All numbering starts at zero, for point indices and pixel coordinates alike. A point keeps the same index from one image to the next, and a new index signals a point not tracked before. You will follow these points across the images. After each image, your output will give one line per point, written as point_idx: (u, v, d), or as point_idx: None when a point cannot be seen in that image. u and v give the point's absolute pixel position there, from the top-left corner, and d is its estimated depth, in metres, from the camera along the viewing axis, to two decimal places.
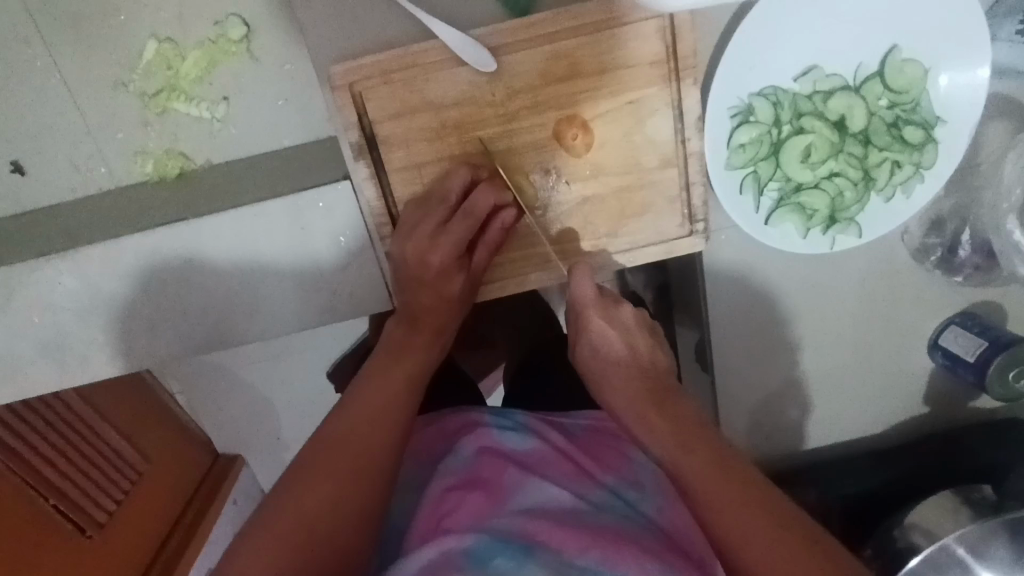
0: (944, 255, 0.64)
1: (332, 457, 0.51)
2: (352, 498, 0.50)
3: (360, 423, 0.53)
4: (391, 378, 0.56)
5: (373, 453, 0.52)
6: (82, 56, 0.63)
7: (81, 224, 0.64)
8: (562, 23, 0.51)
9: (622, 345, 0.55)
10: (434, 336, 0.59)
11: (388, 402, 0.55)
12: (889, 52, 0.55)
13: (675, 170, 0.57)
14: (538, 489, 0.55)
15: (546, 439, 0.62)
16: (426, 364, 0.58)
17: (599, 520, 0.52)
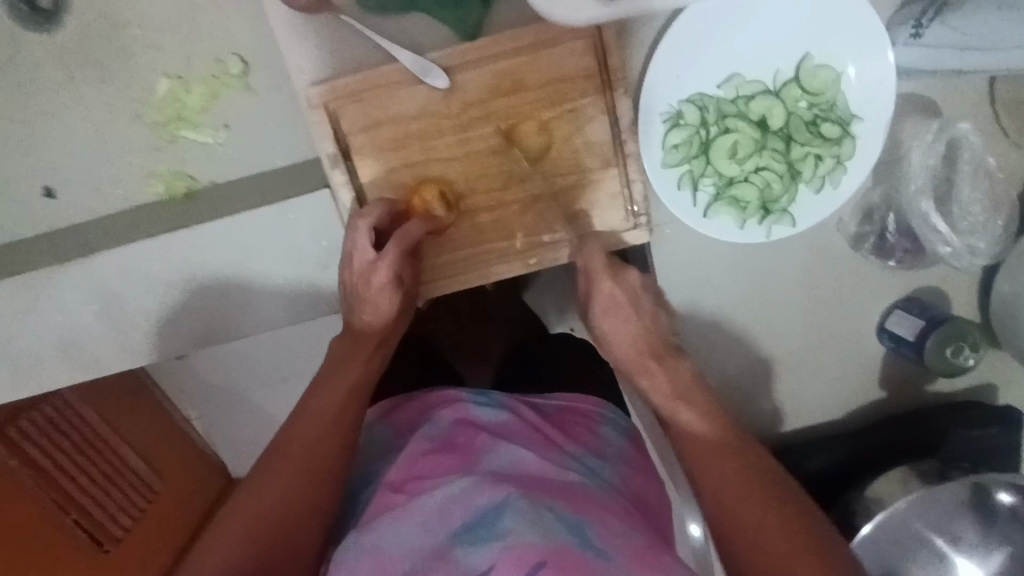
0: (877, 242, 0.69)
1: (287, 464, 0.58)
2: (304, 497, 0.56)
3: (310, 430, 0.59)
4: (335, 388, 0.62)
5: (322, 456, 0.58)
6: (106, 95, 0.74)
7: (98, 237, 0.73)
8: (504, 44, 0.59)
9: (629, 311, 0.62)
10: (379, 347, 0.65)
11: (338, 407, 0.61)
12: (803, 59, 0.62)
13: (616, 170, 0.64)
14: (506, 452, 0.61)
15: (514, 413, 0.67)
16: (367, 375, 0.64)
17: (561, 483, 0.58)
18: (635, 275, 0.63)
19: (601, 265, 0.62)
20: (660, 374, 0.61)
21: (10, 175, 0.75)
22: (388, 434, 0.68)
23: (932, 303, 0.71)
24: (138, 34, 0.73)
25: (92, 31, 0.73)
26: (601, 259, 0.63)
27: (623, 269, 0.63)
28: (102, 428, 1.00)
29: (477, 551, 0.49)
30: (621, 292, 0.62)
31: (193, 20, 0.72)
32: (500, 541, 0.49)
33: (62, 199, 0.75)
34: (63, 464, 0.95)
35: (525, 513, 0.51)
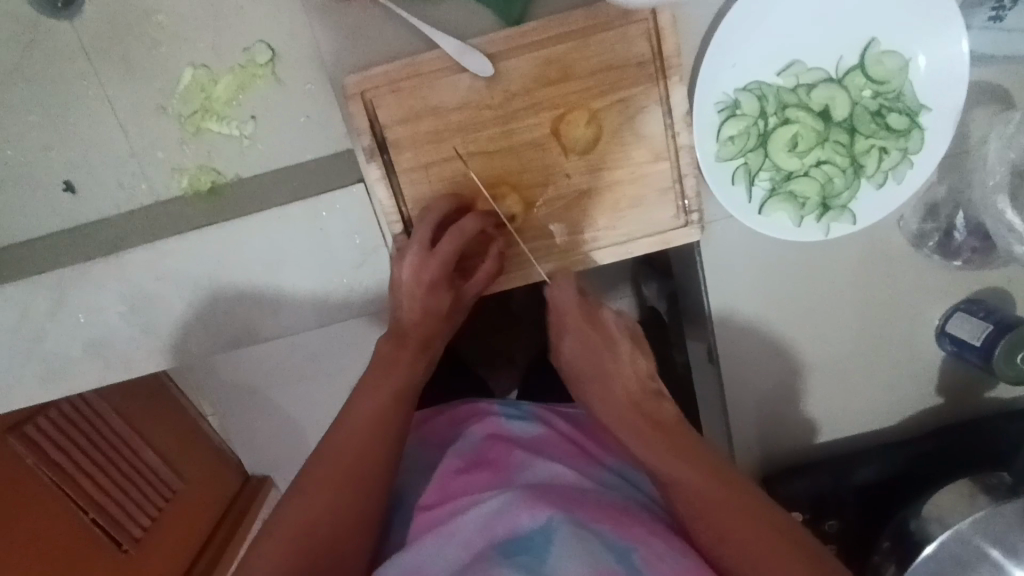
0: (941, 240, 0.65)
1: (327, 479, 0.54)
2: (348, 507, 0.53)
3: (357, 432, 0.56)
4: (375, 398, 0.58)
5: (365, 473, 0.55)
6: (127, 84, 0.71)
7: (123, 234, 0.71)
8: (552, 29, 0.56)
9: (604, 352, 0.61)
10: (419, 353, 0.61)
11: (378, 420, 0.57)
12: (868, 45, 0.58)
13: (667, 164, 0.61)
14: (540, 464, 0.58)
15: (544, 425, 0.64)
16: (414, 378, 0.61)
17: (602, 500, 0.54)
18: (611, 319, 0.63)
19: (573, 313, 0.61)
20: (640, 417, 0.58)
21: (28, 168, 0.73)
22: (420, 447, 0.64)
23: (996, 305, 0.67)
24: (163, 21, 0.69)
25: (115, 17, 0.69)
26: (575, 309, 0.61)
27: (599, 315, 0.62)
28: (123, 426, 0.98)
29: (516, 564, 0.46)
30: (595, 336, 0.61)
31: (219, 4, 0.68)
32: (542, 557, 0.46)
33: (83, 193, 0.74)
34: (83, 463, 0.92)
35: (574, 534, 0.48)
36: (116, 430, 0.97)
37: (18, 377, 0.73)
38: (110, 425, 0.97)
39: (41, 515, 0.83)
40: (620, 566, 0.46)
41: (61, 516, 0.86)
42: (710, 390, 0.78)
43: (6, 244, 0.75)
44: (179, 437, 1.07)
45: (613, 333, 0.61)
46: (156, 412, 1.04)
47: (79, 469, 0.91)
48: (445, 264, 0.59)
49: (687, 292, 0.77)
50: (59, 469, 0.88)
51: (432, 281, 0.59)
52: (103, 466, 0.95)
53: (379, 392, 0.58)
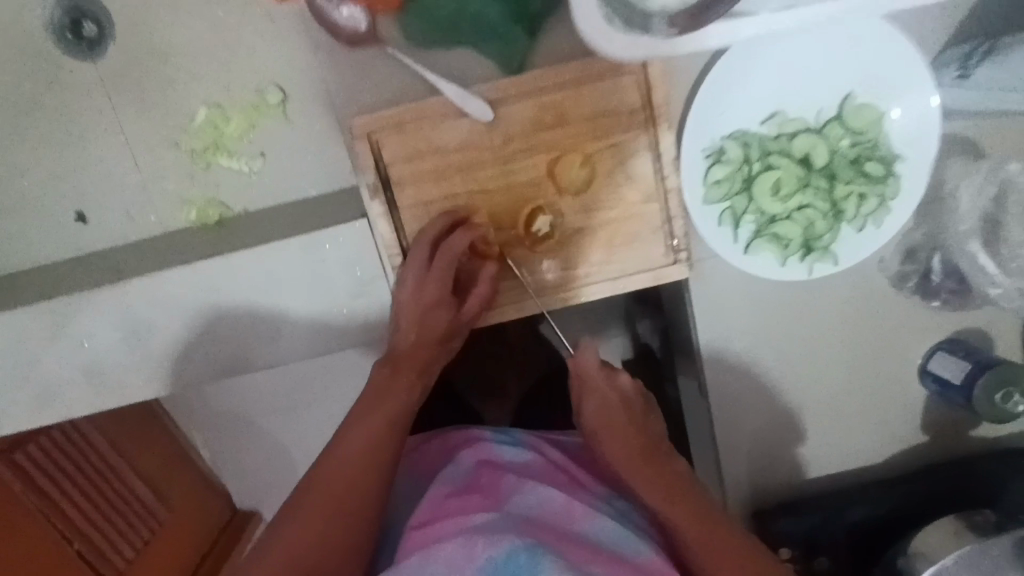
0: (920, 281, 0.68)
1: (318, 509, 0.55)
2: (340, 537, 0.55)
3: (350, 460, 0.57)
4: (370, 425, 0.59)
5: (357, 504, 0.56)
6: (143, 121, 0.74)
7: (129, 263, 0.73)
8: (548, 78, 0.60)
9: (620, 409, 0.62)
10: (417, 377, 0.63)
11: (371, 448, 0.58)
12: (846, 98, 0.62)
13: (657, 205, 0.64)
14: (530, 490, 0.59)
15: (535, 452, 0.65)
16: (408, 406, 0.62)
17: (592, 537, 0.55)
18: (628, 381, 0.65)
19: (594, 371, 0.63)
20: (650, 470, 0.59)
21: (41, 197, 0.75)
22: (413, 477, 0.66)
23: (978, 346, 0.69)
24: (180, 62, 0.73)
25: (135, 57, 0.73)
26: (597, 370, 0.63)
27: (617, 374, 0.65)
28: (113, 456, 0.98)
29: None
30: (613, 392, 0.63)
31: (234, 48, 0.72)
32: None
33: (94, 223, 0.76)
34: (72, 493, 0.92)
35: (564, 571, 0.48)
36: (106, 460, 0.97)
37: (19, 401, 0.74)
38: (100, 456, 0.96)
39: (29, 559, 0.82)
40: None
41: (46, 559, 0.85)
42: (701, 426, 0.79)
43: (15, 270, 0.77)
44: (168, 469, 1.06)
45: (629, 388, 0.63)
46: (147, 442, 1.04)
47: (67, 499, 0.91)
48: (440, 283, 0.62)
49: (677, 328, 0.79)
50: (45, 498, 0.88)
51: (429, 308, 0.63)
52: (92, 498, 0.94)
53: (369, 419, 0.59)
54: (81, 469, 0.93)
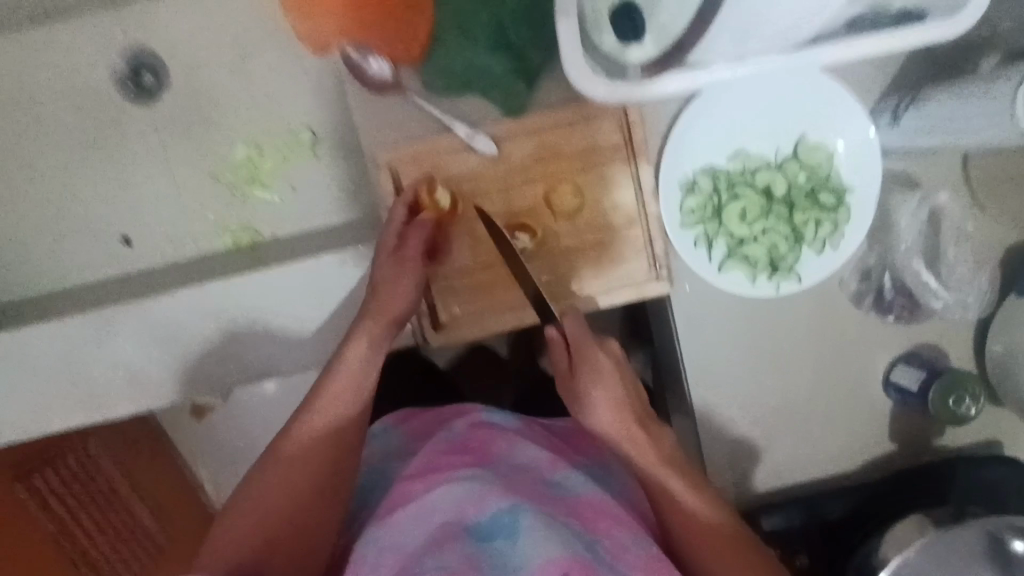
0: (876, 299, 0.76)
1: (289, 470, 0.61)
2: (324, 474, 0.61)
3: (330, 407, 0.63)
4: (337, 399, 0.63)
5: (329, 469, 0.61)
6: (188, 157, 0.85)
7: (167, 281, 0.82)
8: (545, 121, 0.70)
9: (615, 380, 0.63)
10: (377, 350, 0.66)
11: (349, 395, 0.64)
12: (799, 139, 0.72)
13: (639, 229, 0.73)
14: (517, 457, 0.65)
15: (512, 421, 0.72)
16: (374, 352, 0.66)
17: (567, 497, 0.61)
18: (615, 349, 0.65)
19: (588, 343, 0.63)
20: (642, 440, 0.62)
21: (95, 223, 0.86)
22: (404, 438, 0.73)
23: (932, 358, 0.76)
24: (223, 107, 0.84)
25: (186, 104, 0.84)
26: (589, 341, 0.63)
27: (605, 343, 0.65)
28: (123, 484, 1.03)
29: (492, 551, 0.53)
30: (607, 362, 0.63)
31: (271, 97, 0.83)
32: (515, 542, 0.53)
33: (138, 246, 0.86)
34: (82, 518, 0.96)
35: (540, 522, 0.54)
36: (116, 487, 1.02)
37: (54, 408, 0.81)
38: (111, 483, 1.01)
39: None
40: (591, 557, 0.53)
41: None
42: (687, 437, 0.85)
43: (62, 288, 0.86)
44: (172, 500, 1.11)
45: (618, 360, 0.64)
46: (152, 472, 1.10)
47: (76, 525, 0.95)
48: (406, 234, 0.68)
49: (663, 346, 0.87)
50: (59, 523, 0.92)
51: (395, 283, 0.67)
52: (100, 524, 0.98)
53: (347, 371, 0.65)
54: (92, 495, 0.98)
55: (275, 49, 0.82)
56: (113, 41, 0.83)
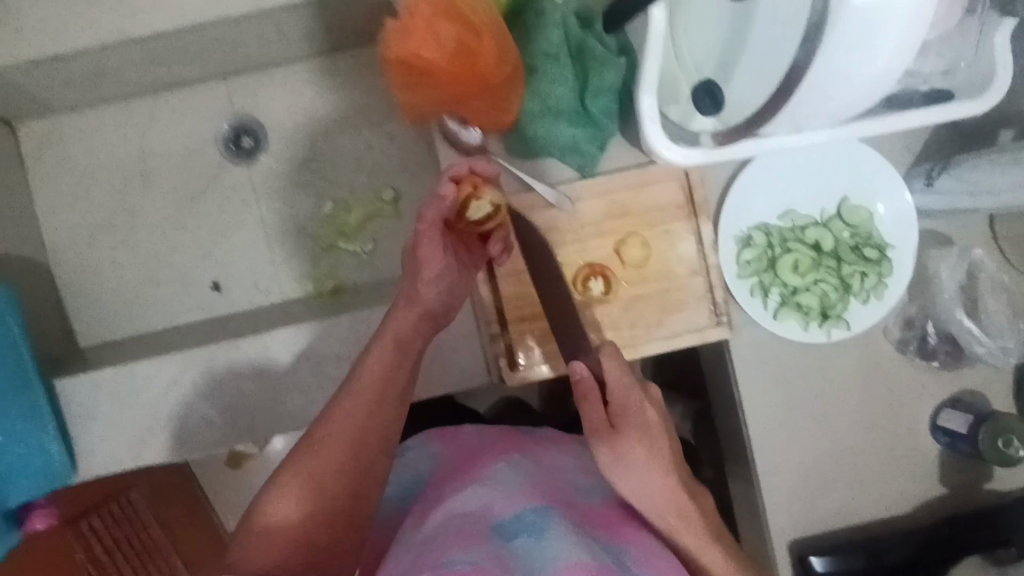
0: (920, 345, 0.82)
1: (315, 471, 0.58)
2: (360, 458, 0.60)
3: (370, 387, 0.62)
4: (373, 381, 0.62)
5: (358, 471, 0.59)
6: (281, 212, 0.95)
7: (256, 323, 0.89)
8: (616, 182, 0.79)
9: (651, 430, 0.60)
10: (401, 353, 0.66)
11: (388, 376, 0.64)
12: (842, 201, 0.80)
13: (701, 278, 0.80)
14: (541, 465, 0.72)
15: (535, 451, 0.75)
16: (410, 334, 0.67)
17: (584, 503, 0.66)
18: (654, 395, 0.63)
19: (621, 387, 0.61)
20: (675, 492, 0.60)
21: (192, 270, 0.96)
22: (437, 450, 0.80)
23: (975, 403, 0.81)
24: (316, 168, 0.95)
25: (281, 164, 0.95)
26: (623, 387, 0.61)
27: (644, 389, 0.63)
28: (160, 534, 1.05)
29: (518, 545, 0.56)
30: (646, 411, 0.60)
31: (360, 159, 0.95)
32: (542, 540, 0.56)
33: (226, 290, 0.95)
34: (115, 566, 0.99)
35: (562, 526, 0.58)
36: (153, 537, 1.04)
37: (135, 445, 0.83)
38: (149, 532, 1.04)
39: None
40: (615, 562, 0.56)
41: None
42: (746, 481, 0.88)
43: (159, 329, 0.95)
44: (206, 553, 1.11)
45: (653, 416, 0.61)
46: (192, 521, 1.11)
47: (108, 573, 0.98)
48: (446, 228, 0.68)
49: (719, 391, 0.92)
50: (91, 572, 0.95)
51: (424, 283, 0.67)
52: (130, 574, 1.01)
53: (387, 354, 0.65)
54: (129, 544, 1.02)
55: (365, 118, 0.95)
56: (220, 110, 0.95)
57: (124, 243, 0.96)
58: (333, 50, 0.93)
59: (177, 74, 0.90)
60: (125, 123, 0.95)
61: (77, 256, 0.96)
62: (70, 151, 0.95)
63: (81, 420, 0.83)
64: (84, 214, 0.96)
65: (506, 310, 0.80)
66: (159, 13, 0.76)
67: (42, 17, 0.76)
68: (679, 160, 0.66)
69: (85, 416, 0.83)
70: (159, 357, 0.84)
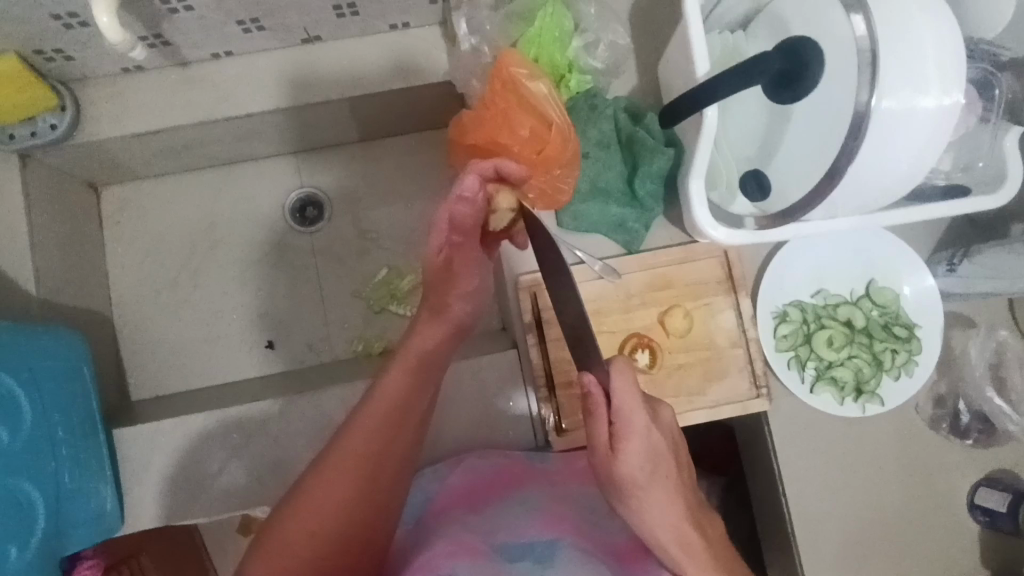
0: (952, 423, 0.85)
1: (332, 493, 0.63)
2: (367, 480, 0.64)
3: (385, 408, 0.65)
4: (388, 401, 0.65)
5: (373, 495, 0.64)
6: (338, 276, 1.03)
7: (307, 380, 0.93)
8: (661, 258, 0.84)
9: (658, 448, 0.60)
10: (420, 373, 0.68)
11: (405, 396, 0.66)
12: (870, 282, 0.86)
13: (741, 350, 0.84)
14: (548, 491, 0.78)
15: (554, 487, 0.79)
16: (428, 347, 0.69)
17: (589, 529, 0.75)
18: (666, 413, 0.63)
19: (633, 401, 0.57)
20: (677, 513, 0.61)
21: (248, 329, 1.02)
22: (446, 469, 0.82)
23: (1011, 482, 0.83)
24: (374, 238, 1.04)
25: (341, 234, 1.04)
26: (634, 396, 0.58)
27: (657, 408, 0.63)
28: None
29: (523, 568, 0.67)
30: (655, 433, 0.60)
31: (414, 231, 1.04)
32: (542, 565, 0.67)
33: (279, 348, 1.01)
34: None
35: (561, 558, 0.67)
36: None
37: (176, 500, 0.84)
38: None
39: None
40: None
41: None
42: (785, 557, 0.87)
43: (211, 384, 1.00)
44: None
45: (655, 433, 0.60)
46: None
47: None
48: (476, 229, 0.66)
49: (755, 463, 0.93)
50: None
51: (456, 299, 0.68)
52: None
53: (406, 375, 0.67)
54: None
55: (421, 194, 1.04)
56: (287, 183, 1.04)
57: (184, 300, 1.02)
58: (394, 133, 1.04)
59: (253, 149, 0.99)
60: (197, 190, 1.03)
61: (139, 311, 1.01)
62: (142, 216, 1.03)
63: (129, 470, 0.84)
64: (149, 275, 1.02)
65: (554, 372, 0.82)
66: (252, 96, 0.85)
67: (146, 97, 0.84)
68: (722, 237, 0.72)
69: (133, 466, 0.84)
70: (216, 410, 0.86)
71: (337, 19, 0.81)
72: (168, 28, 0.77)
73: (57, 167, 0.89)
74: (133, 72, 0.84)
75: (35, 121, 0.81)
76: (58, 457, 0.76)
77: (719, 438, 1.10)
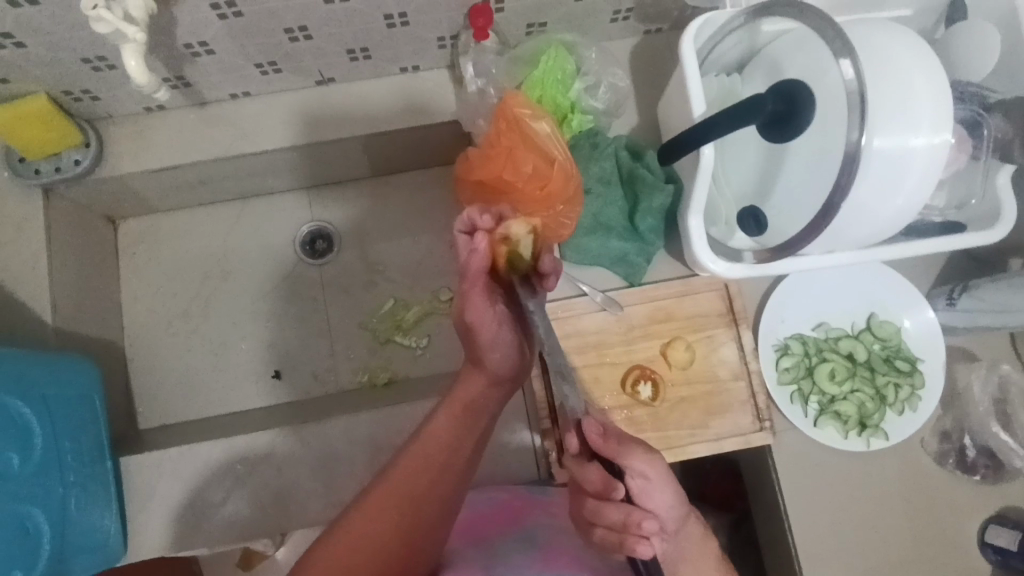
0: (959, 458, 0.84)
1: (368, 533, 0.61)
2: (405, 520, 0.63)
3: (432, 455, 0.65)
4: (434, 446, 0.65)
5: (410, 535, 0.63)
6: (345, 307, 1.05)
7: (311, 412, 0.94)
8: (661, 290, 0.85)
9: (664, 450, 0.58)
10: (466, 419, 0.67)
11: (453, 441, 0.66)
12: (870, 315, 0.87)
13: (743, 383, 0.84)
14: (548, 522, 0.77)
15: (551, 515, 0.78)
16: (473, 398, 0.68)
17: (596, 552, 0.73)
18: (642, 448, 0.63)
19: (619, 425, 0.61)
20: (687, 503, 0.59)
21: (255, 359, 1.03)
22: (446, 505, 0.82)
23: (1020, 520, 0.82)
24: (382, 271, 1.06)
25: (350, 266, 1.06)
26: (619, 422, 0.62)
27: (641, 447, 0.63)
28: None
29: None
30: None
31: (420, 265, 1.06)
32: None
33: (285, 378, 1.03)
34: None
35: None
36: None
37: (179, 529, 0.84)
38: None
39: None
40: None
41: None
42: None
43: (217, 413, 1.01)
44: None
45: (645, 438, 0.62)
46: None
47: None
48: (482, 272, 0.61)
49: (760, 497, 0.93)
50: None
51: (490, 355, 0.67)
52: None
53: (454, 424, 0.67)
54: None
55: (427, 228, 1.07)
56: (298, 217, 1.07)
57: (194, 330, 1.04)
58: (403, 170, 1.07)
59: (267, 184, 1.03)
60: (210, 222, 1.06)
61: (149, 340, 1.03)
62: (158, 248, 1.05)
63: (131, 499, 0.85)
64: (162, 304, 1.04)
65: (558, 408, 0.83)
66: (263, 134, 0.89)
67: (166, 134, 0.88)
68: (719, 270, 0.73)
69: (136, 495, 0.85)
70: (222, 441, 0.87)
71: (350, 62, 0.85)
72: (190, 70, 0.81)
73: (77, 200, 0.93)
74: (156, 111, 0.88)
75: (60, 157, 0.85)
76: (65, 484, 0.77)
77: (724, 473, 1.09)
